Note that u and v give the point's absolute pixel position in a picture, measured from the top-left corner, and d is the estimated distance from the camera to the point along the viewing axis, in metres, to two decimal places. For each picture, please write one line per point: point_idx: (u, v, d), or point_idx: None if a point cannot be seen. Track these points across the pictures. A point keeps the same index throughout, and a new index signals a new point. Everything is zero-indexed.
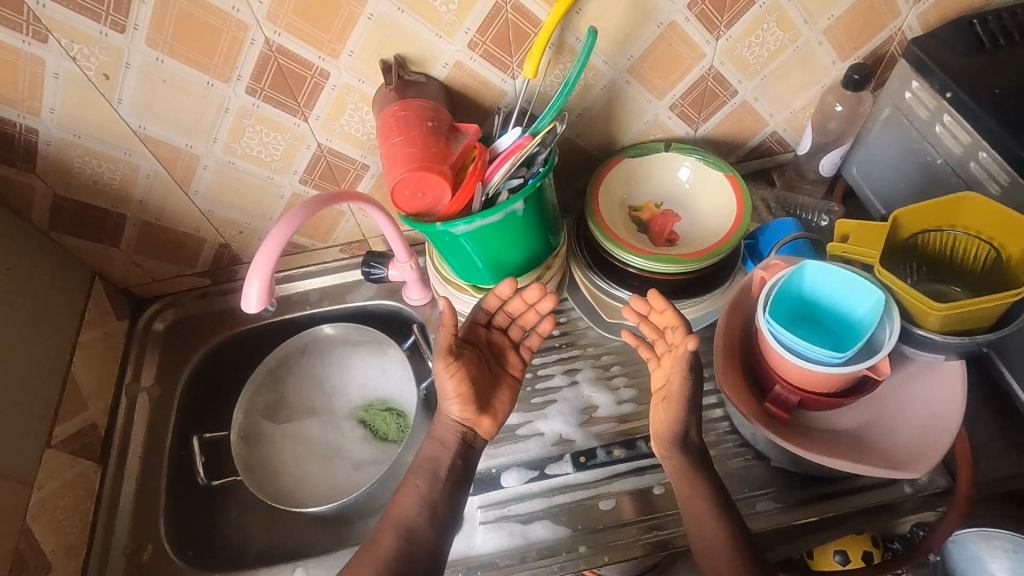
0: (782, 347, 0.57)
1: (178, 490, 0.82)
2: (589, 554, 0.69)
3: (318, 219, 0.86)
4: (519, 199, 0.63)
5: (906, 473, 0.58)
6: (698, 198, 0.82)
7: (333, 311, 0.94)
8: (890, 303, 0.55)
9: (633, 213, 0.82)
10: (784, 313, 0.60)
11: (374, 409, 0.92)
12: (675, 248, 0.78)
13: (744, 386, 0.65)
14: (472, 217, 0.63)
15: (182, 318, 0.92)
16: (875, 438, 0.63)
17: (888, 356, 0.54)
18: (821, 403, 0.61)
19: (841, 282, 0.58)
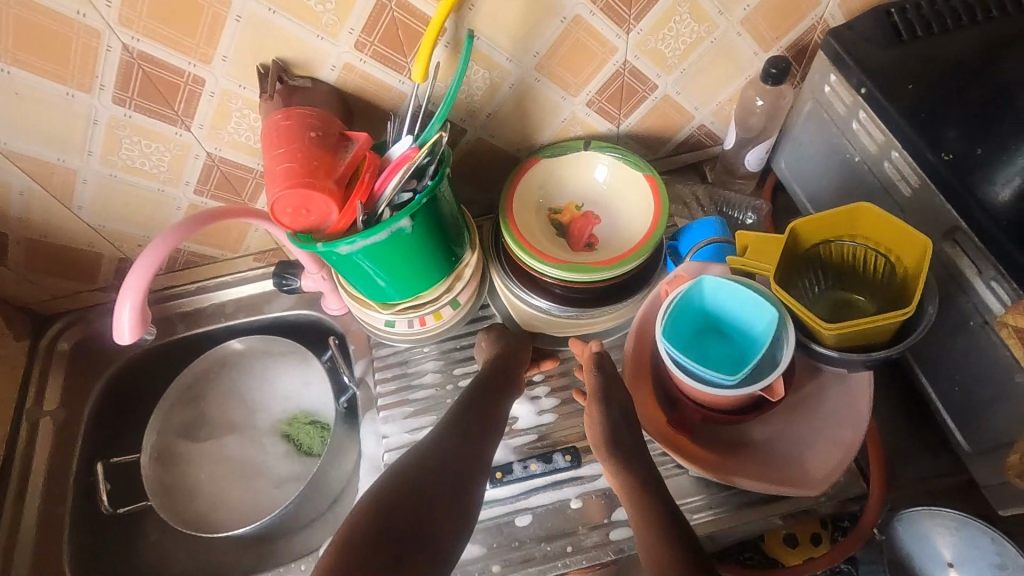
0: (678, 368, 0.56)
1: (84, 518, 0.78)
2: (502, 573, 0.68)
3: (225, 229, 0.82)
4: (404, 216, 0.60)
5: (800, 494, 0.58)
6: (618, 197, 0.79)
7: (250, 323, 0.90)
8: (784, 319, 0.54)
9: (552, 216, 0.79)
10: (685, 328, 0.59)
11: (297, 422, 0.89)
12: (593, 253, 0.76)
13: (652, 400, 0.65)
14: (354, 238, 0.59)
15: (88, 336, 0.87)
16: (782, 450, 0.62)
17: (781, 376, 0.53)
18: (722, 420, 0.60)
19: (738, 298, 0.56)
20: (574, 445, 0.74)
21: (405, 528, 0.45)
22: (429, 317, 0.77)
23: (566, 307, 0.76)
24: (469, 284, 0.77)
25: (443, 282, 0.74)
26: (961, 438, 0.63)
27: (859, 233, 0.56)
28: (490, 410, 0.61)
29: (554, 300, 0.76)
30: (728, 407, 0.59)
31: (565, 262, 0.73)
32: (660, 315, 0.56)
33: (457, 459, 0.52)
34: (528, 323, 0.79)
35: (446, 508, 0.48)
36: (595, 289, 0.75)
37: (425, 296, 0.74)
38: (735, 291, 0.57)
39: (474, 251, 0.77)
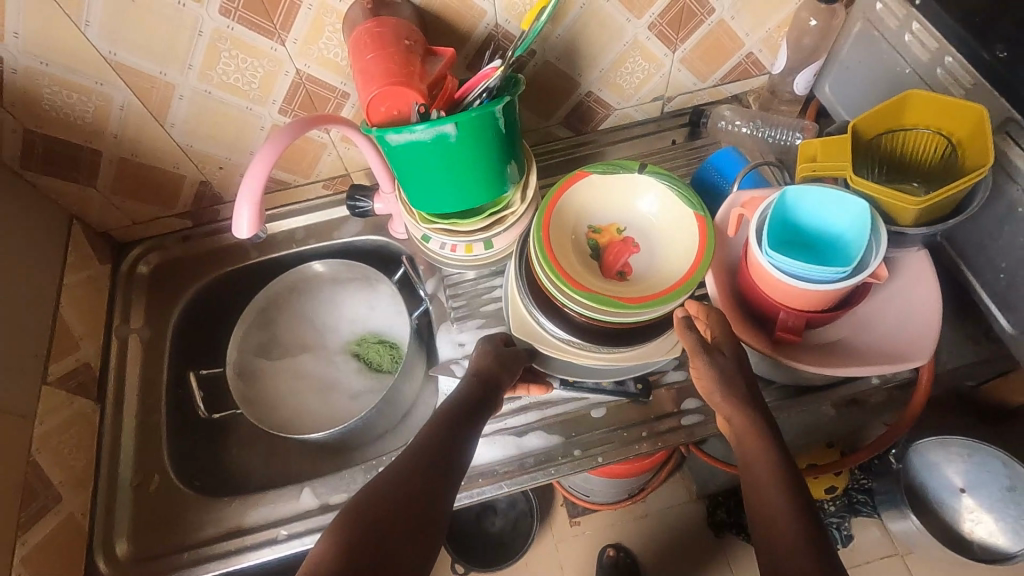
0: (785, 275, 0.57)
1: (178, 424, 0.83)
2: (583, 457, 0.74)
3: (300, 151, 0.85)
4: (449, 120, 0.59)
5: (911, 364, 0.61)
6: (665, 232, 0.73)
7: (320, 249, 0.94)
8: (873, 211, 0.56)
9: (590, 233, 0.74)
10: (776, 242, 0.60)
11: (367, 342, 0.94)
12: (621, 284, 0.70)
13: (747, 322, 0.66)
14: (412, 125, 0.60)
15: (166, 260, 0.91)
16: (864, 341, 0.65)
17: (883, 263, 0.55)
18: (826, 319, 0.62)
19: (823, 202, 0.58)
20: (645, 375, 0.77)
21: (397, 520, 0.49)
22: (461, 246, 0.77)
23: (576, 334, 0.71)
24: (510, 230, 0.77)
25: (483, 219, 0.74)
26: (1004, 320, 0.69)
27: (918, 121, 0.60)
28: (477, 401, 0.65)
29: (564, 326, 0.71)
30: (832, 304, 0.60)
31: (585, 288, 0.67)
32: (754, 226, 0.59)
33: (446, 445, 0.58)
34: (524, 331, 0.74)
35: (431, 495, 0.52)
36: (603, 329, 0.70)
37: (461, 226, 0.74)
38: (817, 199, 0.59)
39: (522, 199, 0.76)
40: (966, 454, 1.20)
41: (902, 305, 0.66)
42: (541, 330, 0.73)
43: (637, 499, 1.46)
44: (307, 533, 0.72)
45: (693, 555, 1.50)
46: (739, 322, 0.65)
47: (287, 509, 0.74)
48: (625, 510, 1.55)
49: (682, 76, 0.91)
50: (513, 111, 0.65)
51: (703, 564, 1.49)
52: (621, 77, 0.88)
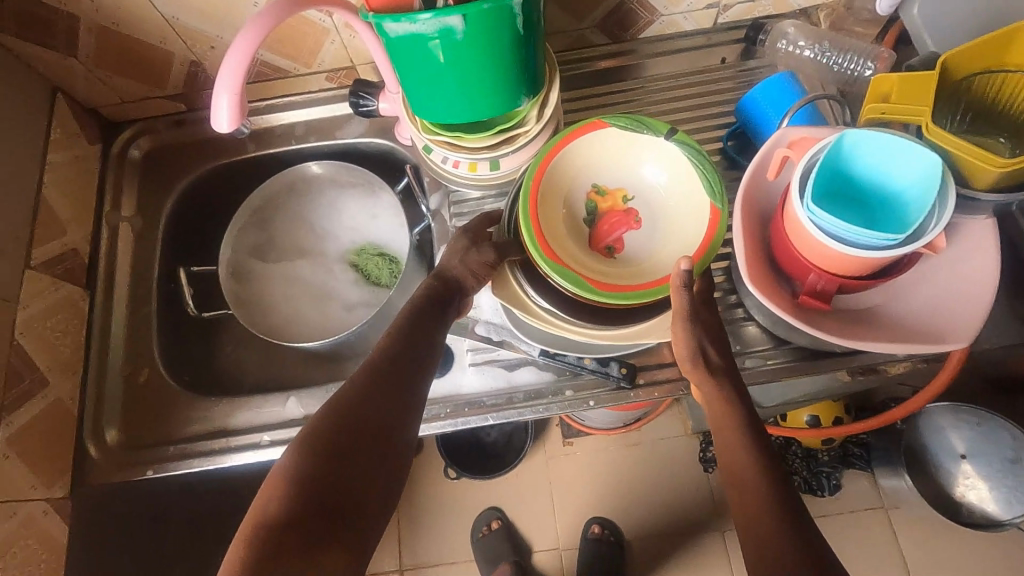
0: (826, 235, 0.49)
1: (169, 320, 0.81)
2: (574, 398, 0.71)
3: (299, 36, 0.76)
4: (455, 12, 0.50)
5: (949, 346, 0.54)
6: (674, 215, 0.65)
7: (321, 148, 0.88)
8: (946, 171, 0.47)
9: (592, 193, 0.66)
10: (823, 195, 0.52)
11: (366, 253, 0.89)
12: (604, 261, 0.63)
13: (772, 281, 0.58)
14: (414, 14, 0.51)
15: (159, 146, 0.86)
16: (900, 311, 0.59)
17: (943, 233, 0.47)
18: (860, 287, 0.55)
19: (886, 152, 0.49)
20: (632, 361, 0.70)
21: (324, 519, 0.44)
22: (464, 163, 0.70)
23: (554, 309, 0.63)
24: (521, 151, 0.69)
25: (490, 136, 0.66)
26: None
27: (1022, 62, 0.49)
28: (414, 336, 0.56)
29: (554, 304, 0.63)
30: (871, 271, 0.53)
31: (553, 255, 0.60)
32: (800, 175, 0.50)
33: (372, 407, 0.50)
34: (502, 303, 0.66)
35: (358, 477, 0.46)
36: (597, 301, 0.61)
37: (466, 141, 0.66)
38: (881, 146, 0.49)
39: (540, 120, 0.67)
40: (975, 422, 1.25)
41: (951, 277, 0.58)
42: (526, 295, 0.63)
43: (631, 429, 1.47)
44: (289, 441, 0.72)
45: (678, 486, 1.53)
46: (763, 280, 0.58)
47: (272, 416, 0.74)
48: (618, 437, 1.57)
49: None
50: (534, 6, 0.55)
51: (687, 495, 1.53)
52: None
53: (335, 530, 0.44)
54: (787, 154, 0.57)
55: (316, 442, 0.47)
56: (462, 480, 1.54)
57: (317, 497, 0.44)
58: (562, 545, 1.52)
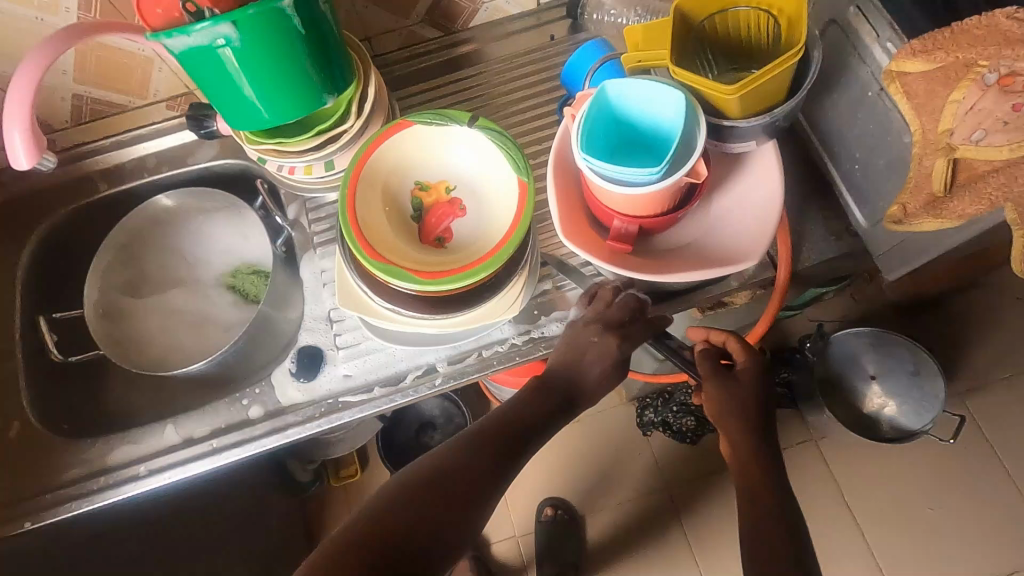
0: (604, 181, 0.53)
1: (39, 370, 0.80)
2: (445, 376, 0.73)
3: (123, 68, 0.76)
4: (223, 20, 0.52)
5: (746, 263, 0.59)
6: (493, 196, 0.69)
7: (176, 177, 0.88)
8: (693, 104, 0.52)
9: (416, 190, 0.70)
10: (603, 145, 0.56)
11: (240, 273, 0.90)
12: (438, 252, 0.67)
13: (587, 231, 0.62)
14: (187, 27, 0.53)
15: (8, 199, 0.85)
16: (709, 241, 0.63)
17: (702, 156, 0.51)
18: (660, 224, 0.59)
19: (644, 96, 0.53)
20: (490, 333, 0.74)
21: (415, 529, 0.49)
22: (299, 168, 0.72)
23: (394, 304, 0.66)
24: (349, 149, 0.71)
25: (311, 138, 0.68)
26: (859, 215, 0.69)
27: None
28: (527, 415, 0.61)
29: (393, 302, 0.66)
30: (663, 207, 0.58)
31: (381, 257, 0.63)
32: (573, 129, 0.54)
33: (507, 440, 0.58)
34: (351, 302, 0.69)
35: (461, 506, 0.52)
36: (437, 296, 0.65)
37: (289, 146, 0.68)
38: (640, 90, 0.54)
39: (359, 116, 0.70)
40: (874, 343, 1.36)
41: (751, 204, 0.63)
42: (369, 300, 0.68)
43: None
44: (169, 469, 0.72)
45: (623, 454, 1.56)
46: (579, 232, 0.61)
47: (151, 446, 0.74)
48: None
49: None
50: (314, 5, 0.57)
51: (633, 461, 1.56)
52: None
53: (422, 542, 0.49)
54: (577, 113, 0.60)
55: (435, 472, 0.54)
56: None
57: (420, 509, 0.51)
58: (519, 532, 1.53)
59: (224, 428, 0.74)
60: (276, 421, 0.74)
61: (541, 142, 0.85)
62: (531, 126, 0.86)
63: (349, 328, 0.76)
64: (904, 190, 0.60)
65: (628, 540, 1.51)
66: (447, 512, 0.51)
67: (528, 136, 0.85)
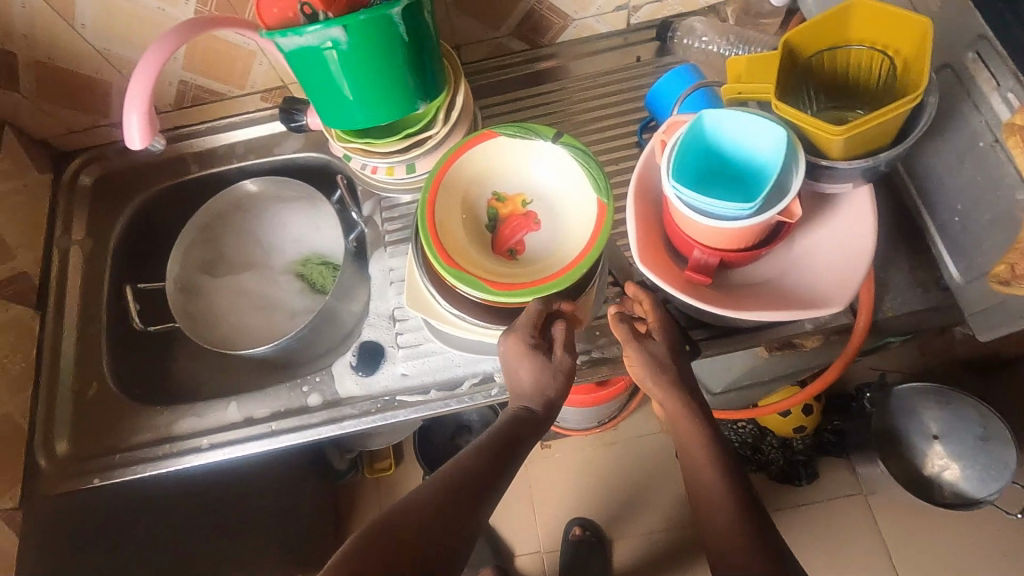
0: (691, 212, 0.52)
1: (119, 335, 0.85)
2: (502, 388, 0.73)
3: (228, 59, 0.80)
4: (336, 24, 0.54)
5: (831, 309, 0.56)
6: (569, 213, 0.68)
7: (261, 165, 0.92)
8: (793, 142, 0.50)
9: (493, 200, 0.70)
10: (693, 175, 0.55)
11: (310, 263, 0.93)
12: (508, 263, 0.67)
13: (663, 259, 0.61)
14: (301, 28, 0.55)
15: (108, 172, 0.91)
16: (791, 282, 0.61)
17: (798, 195, 0.50)
18: (742, 259, 0.58)
19: (742, 129, 0.52)
20: None
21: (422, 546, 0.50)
22: (382, 168, 0.74)
23: (460, 310, 0.67)
24: (432, 154, 0.73)
25: (398, 141, 0.70)
26: (953, 267, 0.63)
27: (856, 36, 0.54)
28: (537, 416, 0.60)
29: (458, 307, 0.67)
30: (748, 243, 0.56)
31: (453, 263, 0.64)
32: (665, 155, 0.53)
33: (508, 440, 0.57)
34: (419, 305, 0.70)
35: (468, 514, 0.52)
36: (503, 307, 0.65)
37: (376, 147, 0.70)
38: (736, 123, 0.53)
39: (446, 123, 0.71)
40: (942, 403, 1.28)
41: (838, 247, 0.60)
42: (435, 304, 0.69)
43: (606, 427, 1.48)
44: (228, 445, 0.75)
45: (657, 483, 1.53)
46: (656, 260, 0.60)
47: (214, 421, 0.77)
48: (594, 437, 1.57)
49: None
50: (419, 15, 0.59)
51: (666, 491, 1.52)
52: None
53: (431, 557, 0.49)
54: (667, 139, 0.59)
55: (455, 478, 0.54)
56: None
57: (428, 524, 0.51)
58: (544, 548, 1.52)
59: (285, 411, 0.76)
60: (332, 411, 0.75)
61: (616, 163, 0.84)
62: (608, 146, 0.86)
63: (411, 328, 0.77)
64: (1013, 251, 0.55)
65: (654, 571, 1.47)
66: (453, 528, 0.51)
67: (604, 155, 0.85)
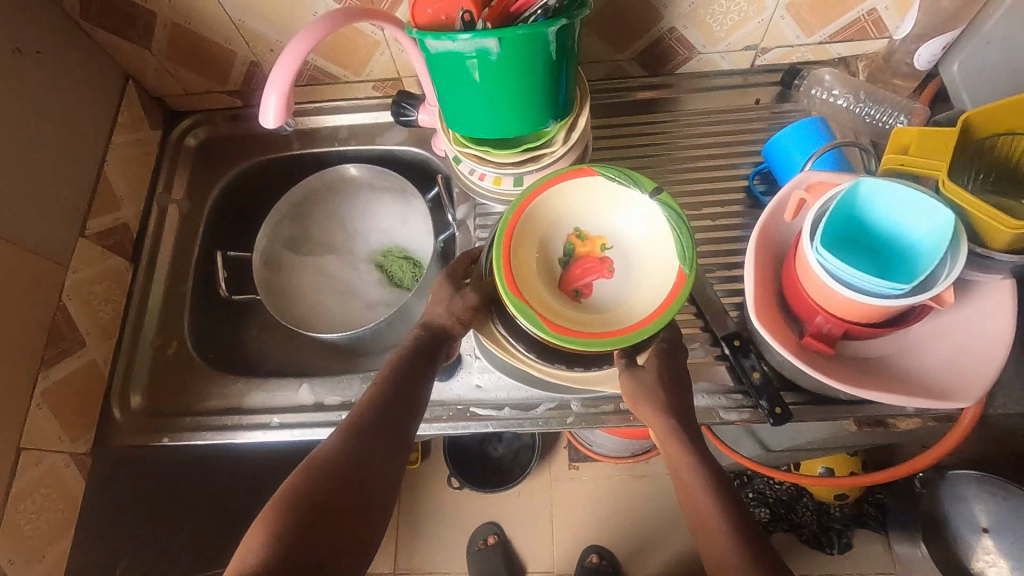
0: (831, 279, 0.50)
1: (201, 298, 0.86)
2: (578, 416, 0.72)
3: (352, 46, 0.81)
4: (492, 35, 0.53)
5: (956, 404, 0.53)
6: (644, 270, 0.66)
7: (360, 152, 0.92)
8: (957, 227, 0.47)
9: (572, 236, 0.69)
10: (835, 239, 0.52)
11: (392, 255, 0.93)
12: (571, 304, 0.65)
13: (777, 319, 0.59)
14: (454, 33, 0.55)
15: (213, 137, 0.92)
16: (910, 364, 0.58)
17: (952, 284, 0.47)
18: (865, 335, 0.55)
19: (901, 203, 0.50)
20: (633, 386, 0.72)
21: (329, 514, 0.50)
22: (490, 177, 0.73)
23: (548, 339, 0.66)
24: (544, 171, 0.72)
25: (516, 154, 0.69)
26: None
27: None
28: (407, 384, 0.61)
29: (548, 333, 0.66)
30: (877, 320, 0.53)
31: (519, 293, 0.62)
32: (812, 215, 0.51)
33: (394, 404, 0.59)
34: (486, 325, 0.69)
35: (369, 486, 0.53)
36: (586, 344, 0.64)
37: (492, 156, 0.69)
38: (894, 199, 0.51)
39: (565, 143, 0.70)
40: (998, 497, 1.06)
41: (966, 337, 0.57)
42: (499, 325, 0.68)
43: (639, 459, 1.45)
44: (297, 426, 0.75)
45: (681, 525, 1.49)
46: (772, 319, 0.58)
47: (285, 400, 0.77)
48: (624, 467, 1.54)
49: (785, 26, 0.79)
50: (570, 35, 0.58)
51: (690, 535, 1.48)
52: (712, 17, 0.77)
53: (341, 524, 0.50)
54: (803, 198, 0.57)
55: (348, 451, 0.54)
56: (463, 491, 1.53)
57: (331, 493, 0.51)
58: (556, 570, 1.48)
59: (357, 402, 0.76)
60: None
61: (720, 205, 0.82)
62: (713, 186, 0.83)
63: None
64: None
65: None
66: (355, 479, 0.53)
67: (708, 195, 0.82)
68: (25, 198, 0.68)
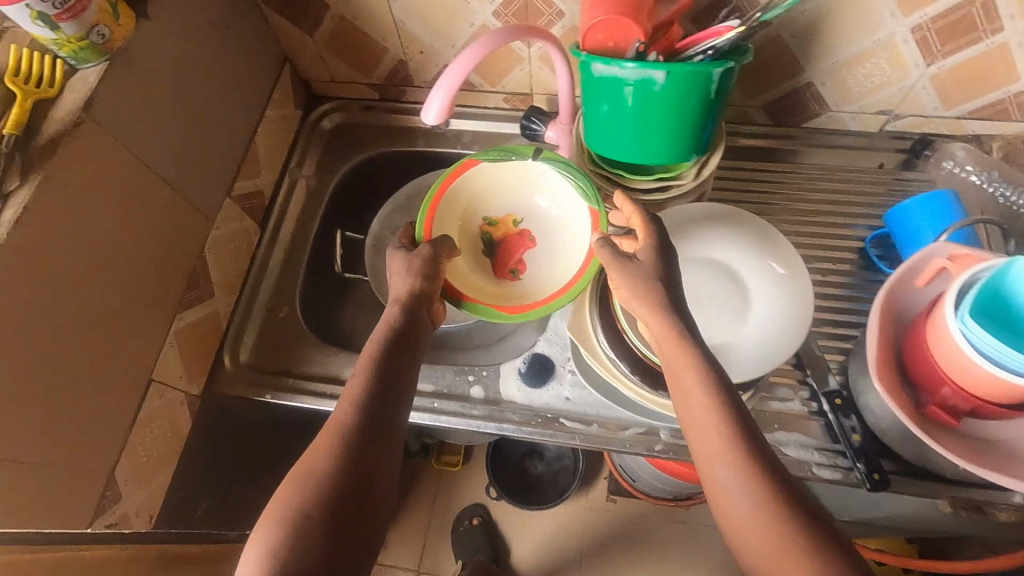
0: (974, 349, 0.50)
1: (314, 269, 0.92)
2: (666, 446, 0.72)
3: (497, 59, 0.86)
4: (662, 68, 0.56)
5: None
6: (564, 235, 0.77)
7: (479, 157, 0.97)
8: None
9: (485, 225, 0.79)
10: (980, 311, 0.53)
11: None
12: (509, 285, 0.76)
13: (899, 384, 0.59)
14: (622, 61, 0.58)
15: (346, 123, 0.99)
16: None
17: None
18: (995, 414, 0.54)
19: None
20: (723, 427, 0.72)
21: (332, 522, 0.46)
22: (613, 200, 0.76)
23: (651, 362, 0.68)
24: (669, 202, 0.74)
25: (650, 182, 0.72)
26: None
27: None
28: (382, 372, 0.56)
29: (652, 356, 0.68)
30: (1011, 401, 0.53)
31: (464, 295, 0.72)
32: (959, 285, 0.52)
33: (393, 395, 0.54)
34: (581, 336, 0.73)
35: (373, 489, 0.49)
36: None
37: (625, 181, 0.73)
38: None
39: (696, 179, 0.72)
40: None
41: None
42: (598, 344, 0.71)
43: (682, 504, 1.42)
44: None
45: None
46: (897, 383, 0.58)
47: None
48: None
49: (926, 97, 0.79)
50: (731, 77, 0.60)
51: None
52: (853, 77, 0.78)
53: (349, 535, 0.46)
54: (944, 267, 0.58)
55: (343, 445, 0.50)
56: None
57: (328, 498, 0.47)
58: None
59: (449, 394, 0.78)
60: (493, 409, 0.76)
61: (830, 261, 0.82)
62: (825, 242, 0.83)
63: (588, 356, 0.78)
64: None
65: None
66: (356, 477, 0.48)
67: (819, 249, 0.83)
68: (195, 155, 0.74)
